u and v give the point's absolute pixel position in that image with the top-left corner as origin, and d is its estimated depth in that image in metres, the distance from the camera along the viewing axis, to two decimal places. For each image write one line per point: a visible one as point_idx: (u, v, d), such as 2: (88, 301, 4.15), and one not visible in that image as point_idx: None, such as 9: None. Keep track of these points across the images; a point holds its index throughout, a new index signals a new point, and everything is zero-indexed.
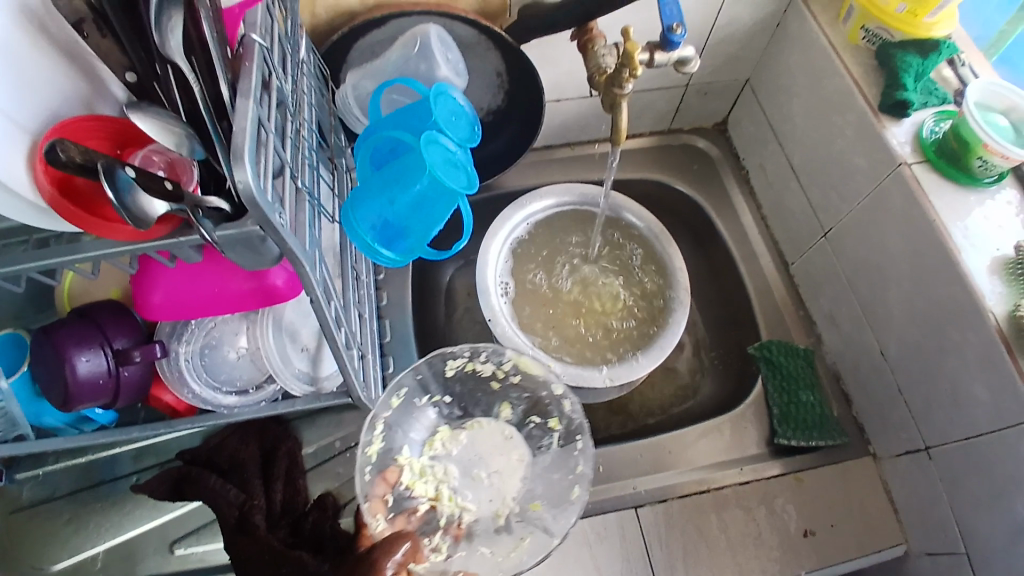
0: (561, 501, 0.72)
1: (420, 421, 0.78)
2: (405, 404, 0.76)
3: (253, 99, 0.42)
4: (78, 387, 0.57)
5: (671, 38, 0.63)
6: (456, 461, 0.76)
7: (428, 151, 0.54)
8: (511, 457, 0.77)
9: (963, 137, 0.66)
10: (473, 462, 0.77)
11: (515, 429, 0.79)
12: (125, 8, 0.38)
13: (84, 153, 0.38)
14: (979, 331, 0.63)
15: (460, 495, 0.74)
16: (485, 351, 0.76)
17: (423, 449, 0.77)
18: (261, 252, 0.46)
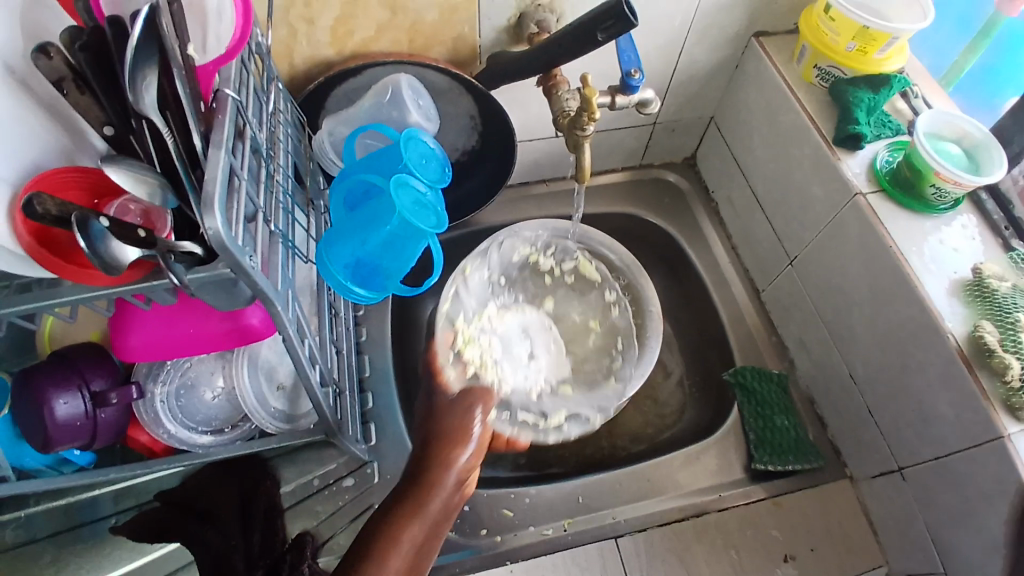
0: (596, 390, 0.84)
1: (477, 299, 0.86)
2: (476, 275, 0.88)
3: (225, 150, 0.44)
4: (56, 431, 0.58)
5: (630, 83, 0.67)
6: (499, 336, 0.83)
7: (398, 194, 0.56)
8: (545, 342, 0.87)
9: (915, 166, 0.69)
10: (514, 340, 0.84)
11: (553, 321, 0.91)
12: (104, 68, 0.40)
13: (60, 206, 0.40)
14: (940, 351, 0.65)
15: (501, 367, 0.79)
16: (558, 247, 0.91)
17: (472, 317, 0.83)
18: (234, 293, 0.48)
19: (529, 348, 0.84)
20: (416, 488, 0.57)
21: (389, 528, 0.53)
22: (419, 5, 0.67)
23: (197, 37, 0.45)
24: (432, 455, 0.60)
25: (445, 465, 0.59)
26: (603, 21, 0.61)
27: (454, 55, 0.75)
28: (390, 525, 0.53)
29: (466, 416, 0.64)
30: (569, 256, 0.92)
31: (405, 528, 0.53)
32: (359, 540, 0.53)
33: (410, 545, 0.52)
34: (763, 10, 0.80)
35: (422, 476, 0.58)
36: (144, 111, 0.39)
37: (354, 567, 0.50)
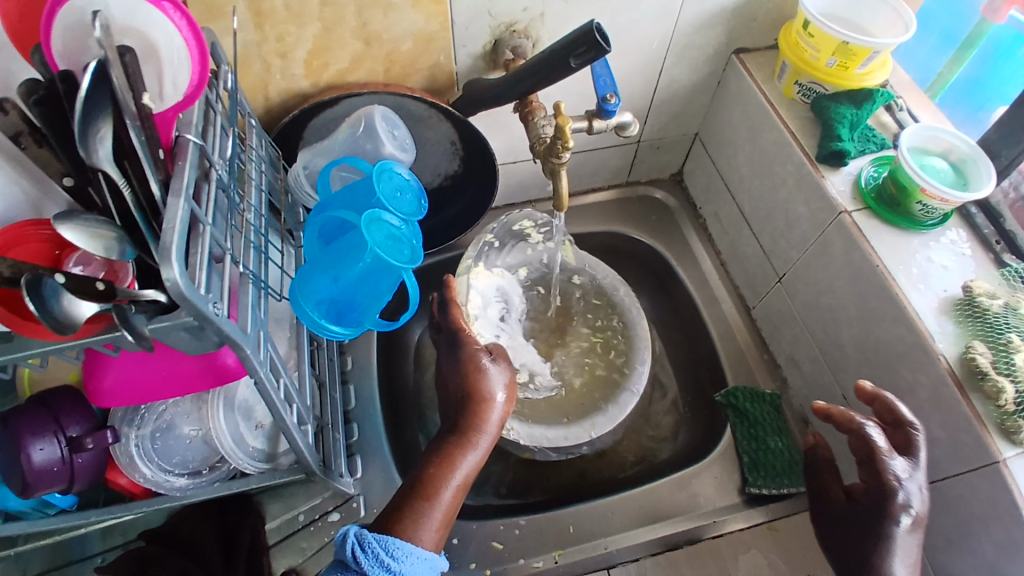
0: (560, 366, 0.89)
1: (472, 249, 0.88)
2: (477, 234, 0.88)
3: (185, 196, 0.43)
4: (32, 478, 0.56)
5: (606, 108, 0.66)
6: (481, 294, 0.87)
7: (369, 229, 0.56)
8: (517, 303, 0.91)
9: (900, 183, 0.68)
10: (492, 300, 0.88)
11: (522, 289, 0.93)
12: (60, 123, 0.40)
13: (13, 267, 0.39)
14: (931, 373, 0.64)
15: (479, 323, 0.85)
16: (551, 228, 0.91)
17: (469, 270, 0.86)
18: (201, 339, 0.47)
19: (502, 309, 0.89)
20: (461, 442, 0.67)
21: (441, 471, 0.65)
22: (393, 35, 0.67)
23: (154, 85, 0.45)
24: (470, 414, 0.68)
25: (480, 427, 0.68)
26: (577, 47, 0.61)
27: (432, 83, 0.74)
28: (442, 469, 0.65)
29: (494, 377, 0.70)
30: (556, 239, 0.92)
31: (455, 472, 0.65)
32: (413, 480, 0.65)
33: (457, 484, 0.65)
34: (742, 28, 0.79)
35: (461, 433, 0.67)
36: (97, 163, 0.38)
37: (413, 505, 0.62)
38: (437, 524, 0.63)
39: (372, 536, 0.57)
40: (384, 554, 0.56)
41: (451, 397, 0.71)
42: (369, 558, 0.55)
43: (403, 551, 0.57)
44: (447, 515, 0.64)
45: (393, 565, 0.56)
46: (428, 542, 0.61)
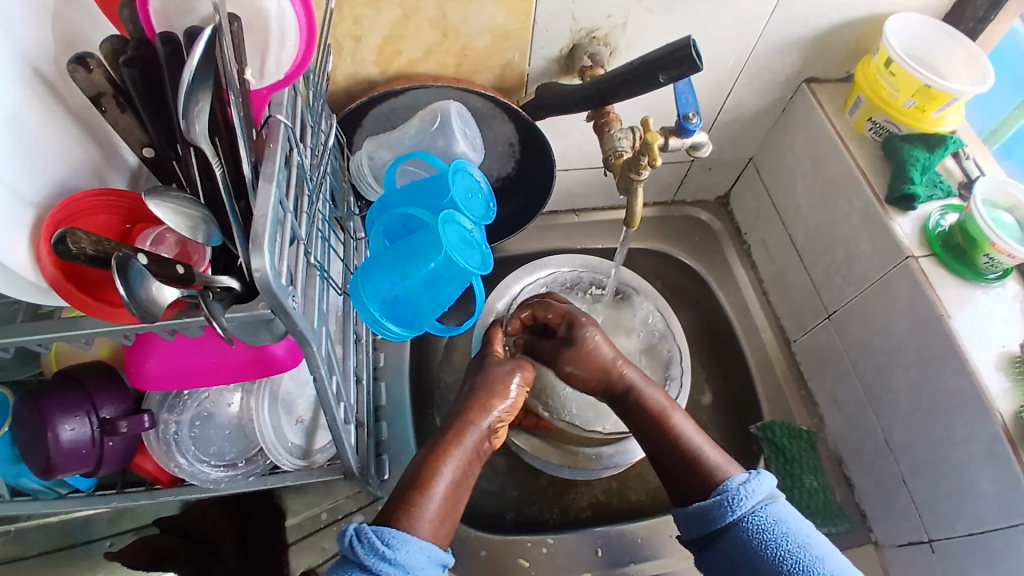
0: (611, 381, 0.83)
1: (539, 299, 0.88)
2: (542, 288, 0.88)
3: (276, 181, 0.41)
4: (59, 459, 0.54)
5: (686, 126, 0.64)
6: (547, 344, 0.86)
7: (445, 232, 0.53)
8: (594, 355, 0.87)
9: (969, 232, 0.68)
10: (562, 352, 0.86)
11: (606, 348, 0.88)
12: (149, 87, 0.37)
13: (95, 244, 0.35)
14: (986, 427, 0.63)
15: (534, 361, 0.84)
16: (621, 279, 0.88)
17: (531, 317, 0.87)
18: (268, 334, 0.44)
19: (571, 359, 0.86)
20: (453, 436, 0.64)
21: (430, 462, 0.61)
22: (470, 29, 0.64)
23: (256, 61, 0.43)
24: (474, 403, 0.68)
25: (481, 411, 0.67)
26: (666, 63, 0.59)
27: (501, 82, 0.72)
28: (433, 461, 0.61)
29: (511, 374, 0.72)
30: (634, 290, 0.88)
31: (445, 464, 0.61)
32: (408, 476, 0.61)
33: (450, 482, 0.61)
34: (817, 58, 0.78)
35: (456, 425, 0.65)
36: (194, 139, 0.35)
37: (406, 499, 0.58)
38: (433, 515, 0.58)
39: (371, 529, 0.53)
40: (381, 544, 0.52)
41: (465, 388, 0.72)
42: (365, 548, 0.52)
43: (400, 540, 0.53)
44: (443, 511, 0.59)
45: (389, 554, 0.52)
46: (424, 534, 0.56)
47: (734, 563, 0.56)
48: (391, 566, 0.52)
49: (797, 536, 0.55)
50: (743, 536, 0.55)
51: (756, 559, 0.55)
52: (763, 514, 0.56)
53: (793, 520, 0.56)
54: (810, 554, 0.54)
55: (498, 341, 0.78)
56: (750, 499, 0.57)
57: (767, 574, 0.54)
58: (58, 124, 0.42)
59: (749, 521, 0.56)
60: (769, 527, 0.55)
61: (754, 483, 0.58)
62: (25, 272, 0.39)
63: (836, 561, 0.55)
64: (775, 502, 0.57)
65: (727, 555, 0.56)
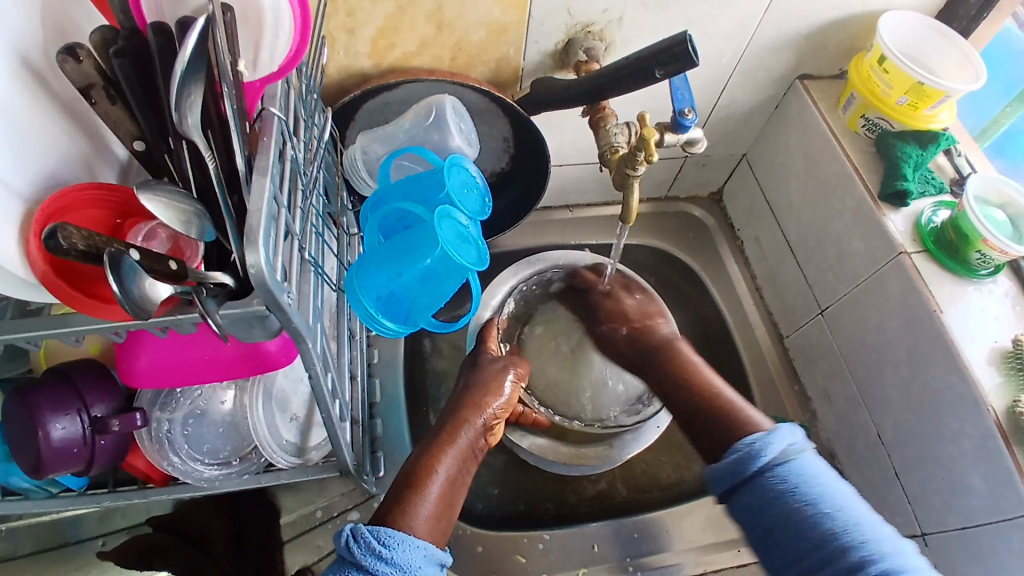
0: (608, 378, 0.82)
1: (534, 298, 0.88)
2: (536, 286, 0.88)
3: (270, 175, 0.40)
4: (49, 457, 0.53)
5: (682, 122, 0.64)
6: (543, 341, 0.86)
7: (441, 227, 0.53)
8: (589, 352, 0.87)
9: (961, 229, 0.68)
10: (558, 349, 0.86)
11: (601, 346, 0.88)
12: (141, 79, 0.36)
13: (87, 240, 0.34)
14: (978, 422, 0.64)
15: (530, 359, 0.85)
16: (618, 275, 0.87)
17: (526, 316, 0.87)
18: (262, 330, 0.43)
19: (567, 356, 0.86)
20: (447, 436, 0.65)
21: (425, 462, 0.61)
22: (466, 23, 0.64)
23: (249, 53, 0.42)
24: (467, 402, 0.69)
25: (475, 410, 0.68)
26: (662, 59, 0.58)
27: (496, 76, 0.71)
28: (428, 461, 0.61)
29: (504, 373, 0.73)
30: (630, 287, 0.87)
31: (441, 463, 0.61)
32: (402, 475, 0.61)
33: (446, 480, 0.61)
34: (811, 54, 0.78)
35: (450, 425, 0.66)
36: (186, 131, 0.35)
37: (402, 499, 0.57)
38: (430, 513, 0.57)
39: (366, 528, 0.52)
40: (377, 543, 0.51)
41: (458, 389, 0.73)
42: (361, 548, 0.50)
43: (396, 539, 0.52)
44: (439, 509, 0.58)
45: (384, 553, 0.50)
46: (421, 533, 0.55)
47: (761, 521, 0.53)
48: (387, 566, 0.50)
49: (827, 490, 0.52)
50: (765, 489, 0.53)
51: (784, 514, 0.51)
52: (787, 467, 0.53)
53: (823, 474, 0.53)
54: (840, 510, 0.51)
55: (491, 339, 0.79)
56: (770, 450, 0.54)
57: (799, 530, 0.51)
58: (46, 117, 0.41)
59: (771, 473, 0.53)
60: (792, 480, 0.53)
61: (774, 435, 0.55)
62: (14, 267, 0.38)
63: (870, 520, 0.51)
64: (801, 455, 0.54)
65: (751, 511, 0.53)
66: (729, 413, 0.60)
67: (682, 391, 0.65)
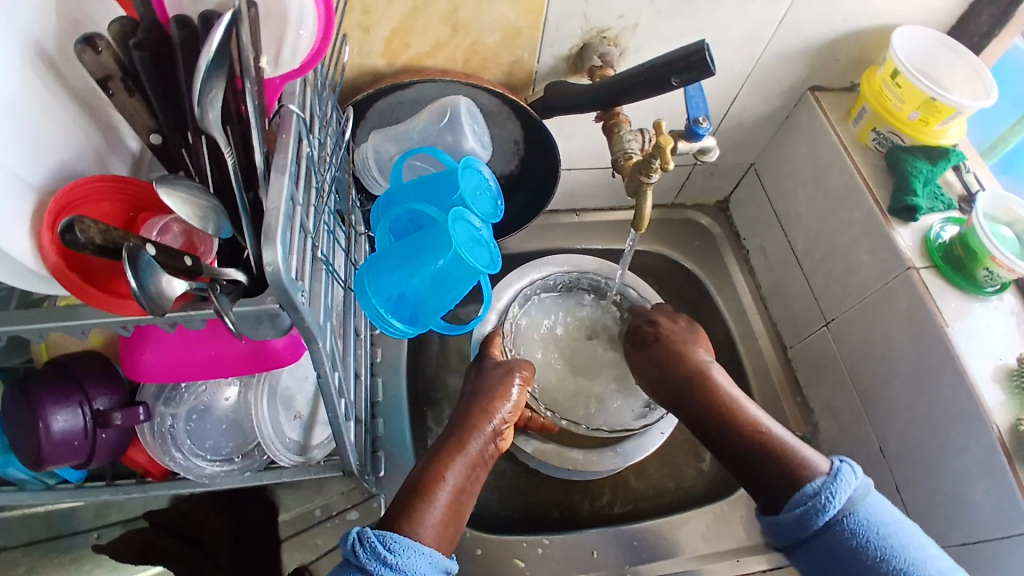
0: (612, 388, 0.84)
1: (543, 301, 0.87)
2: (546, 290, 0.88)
3: (288, 173, 0.40)
4: (49, 450, 0.52)
5: (696, 130, 0.64)
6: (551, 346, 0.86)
7: (455, 229, 0.53)
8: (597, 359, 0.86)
9: (969, 246, 0.69)
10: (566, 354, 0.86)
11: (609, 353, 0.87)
12: (160, 71, 0.36)
13: (104, 233, 0.34)
14: (981, 439, 0.64)
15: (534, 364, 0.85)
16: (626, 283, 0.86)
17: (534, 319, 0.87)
18: (274, 328, 0.43)
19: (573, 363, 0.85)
20: (456, 443, 0.65)
21: (433, 469, 0.61)
22: (482, 25, 0.64)
23: (270, 49, 0.42)
24: (476, 408, 0.69)
25: (484, 416, 0.68)
26: (679, 66, 0.58)
27: (509, 78, 0.71)
28: (437, 468, 0.61)
29: (513, 378, 0.72)
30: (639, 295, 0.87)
31: (450, 470, 0.61)
32: (410, 481, 0.60)
33: (455, 488, 0.61)
34: (824, 67, 0.78)
35: (458, 432, 0.66)
36: (207, 127, 0.35)
37: (409, 504, 0.57)
38: (438, 520, 0.57)
39: (373, 533, 0.51)
40: (383, 549, 0.51)
41: (467, 393, 0.73)
42: (367, 552, 0.50)
43: (402, 545, 0.52)
44: (448, 516, 0.59)
45: (390, 559, 0.50)
46: (428, 539, 0.55)
47: (834, 565, 0.57)
48: (391, 571, 0.50)
49: (892, 533, 0.57)
50: (840, 537, 0.57)
51: (858, 560, 0.56)
52: (858, 515, 0.57)
53: (887, 515, 0.58)
54: (904, 549, 0.56)
55: (496, 345, 0.80)
56: (841, 501, 0.58)
57: (870, 572, 0.56)
58: (60, 108, 0.41)
59: (845, 525, 0.57)
60: (865, 526, 0.57)
61: (841, 482, 0.59)
62: (24, 260, 0.38)
63: (930, 554, 0.57)
64: (867, 499, 0.58)
65: (823, 559, 0.58)
66: (787, 451, 0.63)
67: (724, 433, 0.68)
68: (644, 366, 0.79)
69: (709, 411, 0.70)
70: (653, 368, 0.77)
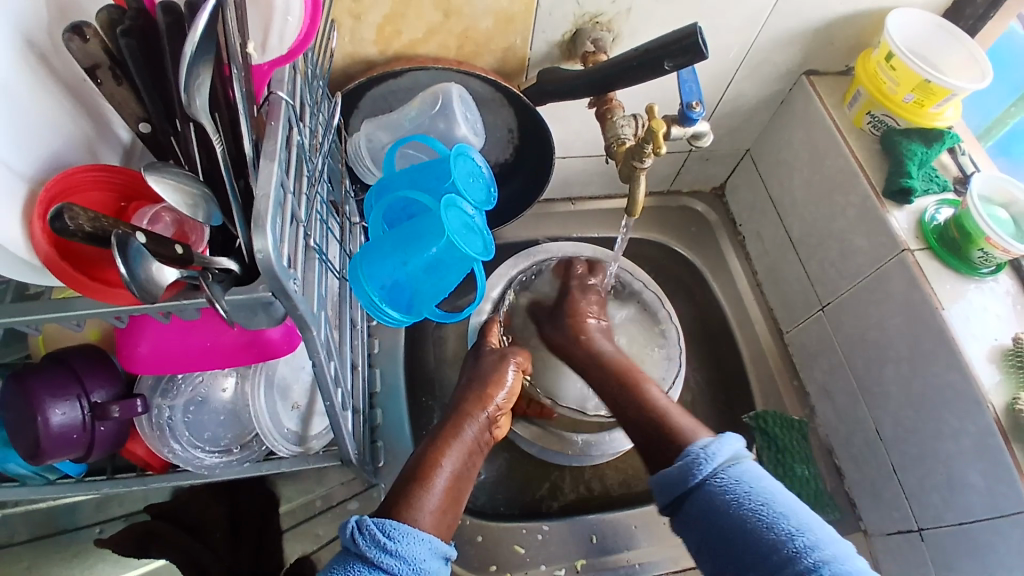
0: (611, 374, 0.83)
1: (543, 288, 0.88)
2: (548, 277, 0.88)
3: (278, 161, 0.39)
4: (48, 443, 0.52)
5: (689, 115, 0.63)
6: None
7: (448, 216, 0.53)
8: None
9: (964, 228, 0.69)
10: None
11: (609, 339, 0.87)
12: (147, 58, 0.36)
13: (94, 221, 0.34)
14: (976, 420, 0.64)
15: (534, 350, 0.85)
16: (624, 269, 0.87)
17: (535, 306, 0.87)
18: (266, 318, 0.43)
19: None
20: (453, 429, 0.65)
21: (431, 455, 0.61)
22: (473, 10, 0.63)
23: (258, 35, 0.41)
24: (471, 396, 0.69)
25: (480, 403, 0.68)
26: (672, 50, 0.58)
27: (502, 65, 0.71)
28: (434, 454, 0.62)
29: (507, 364, 0.72)
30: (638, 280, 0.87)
31: (446, 456, 0.62)
32: (408, 469, 0.61)
33: (453, 474, 0.61)
34: (818, 50, 0.78)
35: (454, 419, 0.66)
36: (194, 113, 0.34)
37: (406, 492, 0.57)
38: (436, 506, 0.57)
39: (371, 521, 0.52)
40: (382, 535, 0.51)
41: (463, 382, 0.73)
42: (366, 540, 0.50)
43: (401, 532, 0.52)
44: (445, 502, 0.59)
45: (390, 546, 0.50)
46: (426, 525, 0.55)
47: (706, 525, 0.55)
48: (392, 558, 0.50)
49: (761, 494, 0.54)
50: (711, 494, 0.55)
51: (722, 519, 0.54)
52: (726, 474, 0.56)
53: (760, 479, 0.56)
54: (785, 512, 0.53)
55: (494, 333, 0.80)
56: (712, 460, 0.57)
57: (737, 533, 0.53)
58: (47, 95, 0.40)
59: (712, 483, 0.56)
60: (727, 485, 0.55)
61: (715, 445, 0.58)
62: (16, 249, 0.38)
63: (807, 520, 0.53)
64: (739, 463, 0.57)
65: (696, 521, 0.56)
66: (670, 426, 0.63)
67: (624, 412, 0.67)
68: (565, 356, 0.77)
69: (613, 394, 0.69)
70: (565, 350, 0.77)
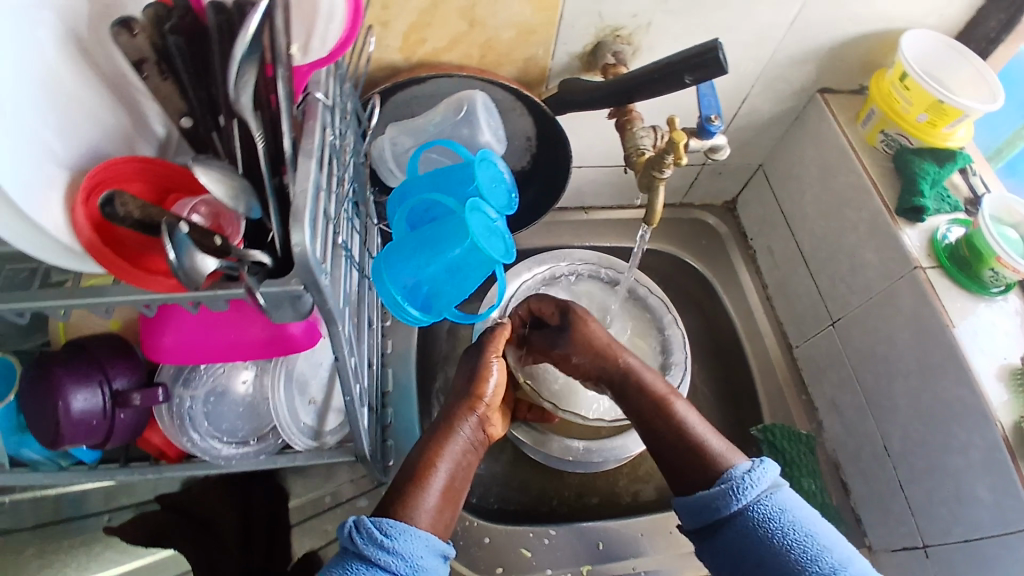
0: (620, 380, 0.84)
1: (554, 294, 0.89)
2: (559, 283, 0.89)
3: (315, 159, 0.41)
4: (69, 428, 0.53)
5: (708, 128, 0.65)
6: None
7: (472, 218, 0.54)
8: None
9: (975, 246, 0.70)
10: None
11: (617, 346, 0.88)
12: (194, 55, 0.38)
13: (142, 209, 0.36)
14: (985, 436, 0.65)
15: None
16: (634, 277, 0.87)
17: None
18: (296, 310, 0.44)
19: None
20: (445, 432, 0.64)
21: (427, 454, 0.62)
22: (497, 21, 0.65)
23: (298, 38, 0.43)
24: (459, 401, 0.67)
25: (466, 407, 0.66)
26: (692, 64, 0.59)
27: (524, 74, 0.72)
28: (429, 454, 0.62)
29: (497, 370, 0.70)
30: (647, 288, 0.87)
31: (441, 456, 0.62)
32: (406, 467, 0.61)
33: (448, 474, 0.61)
34: (832, 69, 0.79)
35: (444, 420, 0.66)
36: (240, 109, 0.36)
37: (403, 492, 0.58)
38: (433, 504, 0.58)
39: (368, 521, 0.53)
40: (378, 533, 0.52)
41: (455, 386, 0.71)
42: (363, 538, 0.51)
43: (398, 529, 0.53)
44: (443, 500, 0.59)
45: (387, 543, 0.51)
46: (423, 523, 0.56)
47: (742, 553, 0.55)
48: (388, 555, 0.51)
49: (803, 525, 0.55)
50: (751, 523, 0.55)
51: (761, 549, 0.54)
52: (769, 503, 0.55)
53: (799, 508, 0.56)
54: (825, 544, 0.54)
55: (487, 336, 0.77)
56: (755, 488, 0.56)
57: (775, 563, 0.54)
58: (85, 87, 0.42)
59: (754, 511, 0.55)
60: (770, 515, 0.55)
61: (758, 471, 0.57)
62: (58, 234, 0.39)
63: (842, 551, 0.54)
64: (779, 491, 0.56)
65: (731, 547, 0.56)
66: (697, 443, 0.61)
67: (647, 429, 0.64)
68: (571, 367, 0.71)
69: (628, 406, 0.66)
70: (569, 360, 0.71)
